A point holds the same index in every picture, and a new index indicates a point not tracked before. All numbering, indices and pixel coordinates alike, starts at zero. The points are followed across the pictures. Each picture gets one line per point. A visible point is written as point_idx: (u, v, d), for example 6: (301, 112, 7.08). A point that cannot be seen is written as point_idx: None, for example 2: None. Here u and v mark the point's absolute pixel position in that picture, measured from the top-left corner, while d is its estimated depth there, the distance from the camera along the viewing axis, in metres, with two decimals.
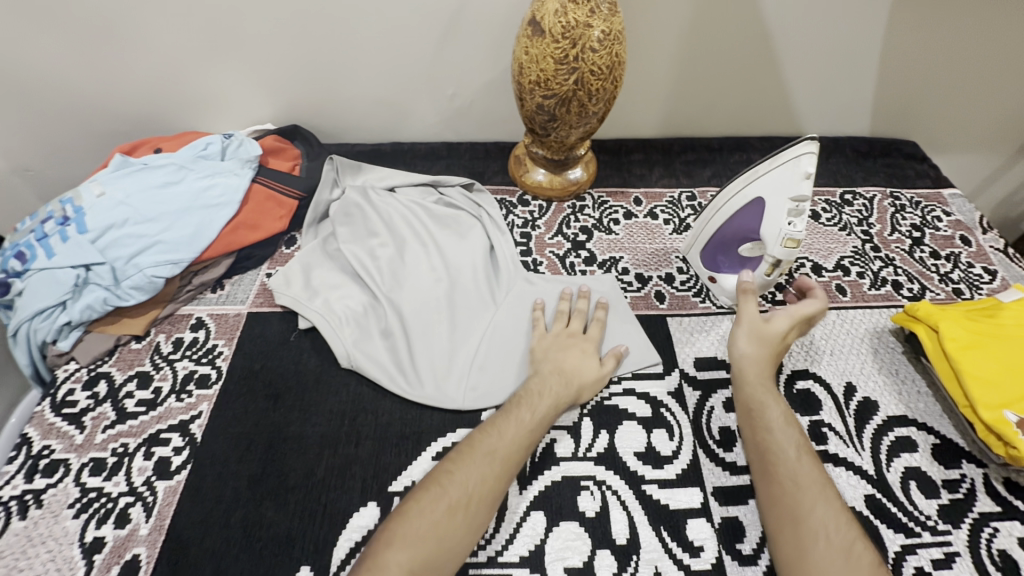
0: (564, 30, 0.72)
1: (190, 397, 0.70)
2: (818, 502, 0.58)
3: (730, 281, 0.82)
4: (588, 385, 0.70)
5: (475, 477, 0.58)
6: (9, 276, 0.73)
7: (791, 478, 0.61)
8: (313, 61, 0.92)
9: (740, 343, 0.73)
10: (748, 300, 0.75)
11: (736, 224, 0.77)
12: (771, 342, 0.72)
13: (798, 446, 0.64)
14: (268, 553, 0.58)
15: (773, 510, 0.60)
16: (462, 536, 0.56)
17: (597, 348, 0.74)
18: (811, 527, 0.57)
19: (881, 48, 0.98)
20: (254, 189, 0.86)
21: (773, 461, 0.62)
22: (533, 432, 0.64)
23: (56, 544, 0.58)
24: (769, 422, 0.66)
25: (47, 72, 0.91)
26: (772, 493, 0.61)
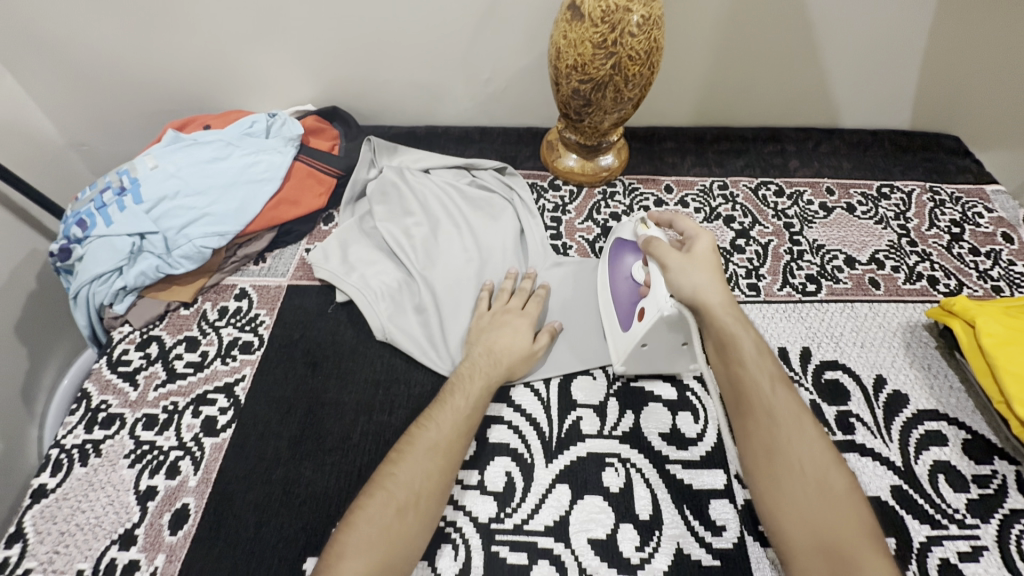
0: (603, 14, 0.72)
1: (235, 361, 0.74)
2: (794, 434, 0.57)
3: (660, 285, 0.67)
4: (518, 363, 0.69)
5: (419, 475, 0.57)
6: (71, 243, 0.78)
7: (766, 412, 0.59)
8: (354, 43, 0.95)
9: (688, 277, 0.65)
10: (660, 250, 0.69)
11: (614, 265, 0.78)
12: (701, 261, 0.67)
13: (773, 378, 0.61)
14: (307, 509, 0.61)
15: (748, 443, 0.59)
16: (419, 530, 0.55)
17: (533, 324, 0.73)
18: (789, 461, 0.56)
19: (928, 38, 0.96)
20: (296, 166, 0.89)
21: (749, 399, 0.60)
22: (472, 415, 0.63)
23: (114, 490, 0.63)
24: (743, 355, 0.62)
25: (104, 51, 0.96)
26: (745, 428, 0.60)
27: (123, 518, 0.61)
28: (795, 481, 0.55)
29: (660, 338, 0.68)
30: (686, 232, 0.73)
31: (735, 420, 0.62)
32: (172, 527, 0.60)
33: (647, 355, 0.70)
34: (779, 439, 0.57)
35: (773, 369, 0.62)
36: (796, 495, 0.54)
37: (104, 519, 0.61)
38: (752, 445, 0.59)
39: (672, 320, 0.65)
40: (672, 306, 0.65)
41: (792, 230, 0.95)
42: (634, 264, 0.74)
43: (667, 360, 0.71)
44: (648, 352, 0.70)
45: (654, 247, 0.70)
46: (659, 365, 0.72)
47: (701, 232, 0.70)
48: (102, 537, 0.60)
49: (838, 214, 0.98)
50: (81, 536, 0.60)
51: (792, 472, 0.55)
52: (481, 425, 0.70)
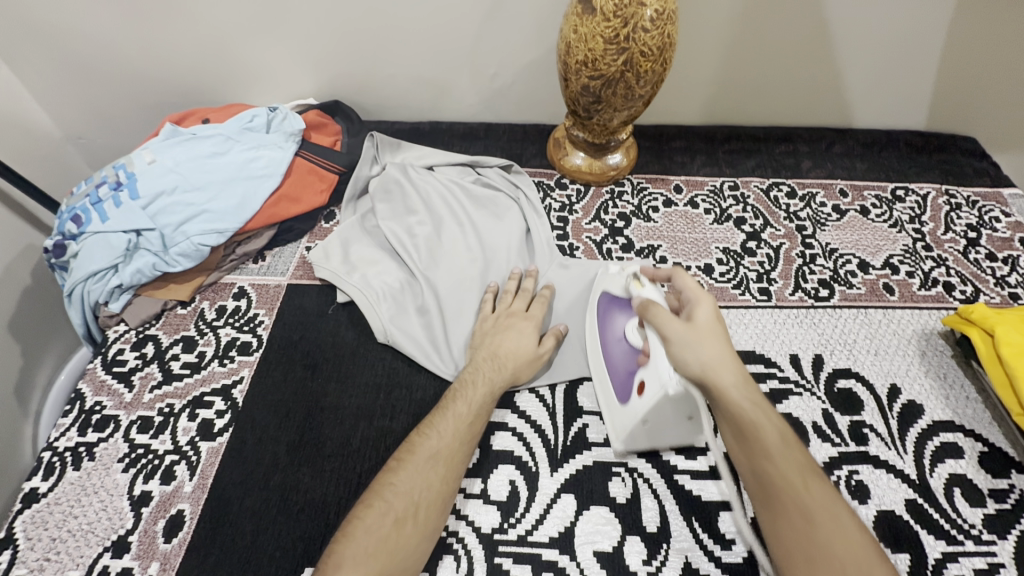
0: (616, 8, 0.70)
1: (233, 362, 0.72)
2: (834, 536, 0.50)
3: (661, 360, 0.58)
4: (523, 367, 0.67)
5: (419, 485, 0.56)
6: (66, 239, 0.76)
7: (798, 509, 0.53)
8: (357, 35, 0.92)
9: (693, 354, 0.57)
10: (659, 317, 0.60)
11: (604, 323, 0.69)
12: (704, 331, 0.59)
13: (803, 470, 0.55)
14: (305, 517, 0.60)
15: (782, 549, 0.53)
16: (419, 542, 0.54)
17: (538, 327, 0.71)
18: (834, 569, 0.49)
19: (947, 37, 0.93)
20: (297, 162, 0.86)
21: (778, 495, 0.54)
22: (473, 422, 0.61)
23: (107, 495, 0.61)
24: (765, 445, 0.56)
25: (101, 42, 0.93)
26: (777, 528, 0.54)
27: (116, 524, 0.59)
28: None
29: (663, 413, 0.61)
30: (686, 291, 0.64)
31: (766, 518, 0.55)
32: (166, 534, 0.58)
33: (648, 429, 0.63)
34: (819, 539, 0.51)
35: (801, 457, 0.56)
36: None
37: (97, 525, 0.59)
38: (789, 550, 0.52)
39: (678, 396, 0.58)
40: (676, 383, 0.57)
41: (804, 233, 0.93)
42: (626, 324, 0.66)
43: (672, 432, 0.64)
44: (649, 427, 0.63)
45: (652, 312, 0.61)
46: (662, 439, 0.64)
47: (702, 295, 0.62)
48: (94, 545, 0.58)
49: (851, 217, 0.95)
50: (73, 542, 0.58)
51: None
52: (484, 431, 0.68)
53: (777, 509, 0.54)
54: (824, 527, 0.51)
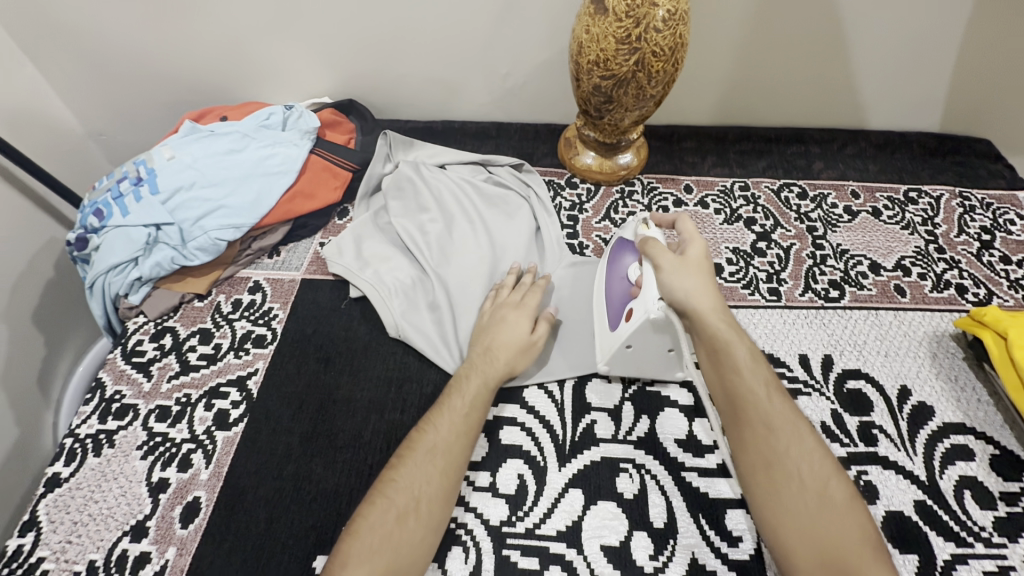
0: (628, 9, 0.70)
1: (248, 354, 0.74)
2: (791, 444, 0.56)
3: (651, 291, 0.64)
4: (518, 356, 0.68)
5: (419, 480, 0.57)
6: (88, 232, 0.78)
7: (762, 421, 0.58)
8: (372, 35, 0.93)
9: (681, 282, 0.63)
10: (655, 252, 0.66)
11: (612, 263, 0.75)
12: (693, 266, 0.65)
13: (768, 386, 0.60)
14: (318, 506, 0.61)
15: (745, 456, 0.58)
16: (422, 536, 0.54)
17: (531, 315, 0.71)
18: (788, 472, 0.55)
19: (961, 38, 0.92)
20: (312, 159, 0.88)
21: (744, 409, 0.59)
22: (470, 415, 0.62)
23: (126, 481, 0.63)
24: (737, 365, 0.61)
25: (123, 41, 0.96)
26: (740, 438, 0.59)
27: (135, 510, 0.61)
28: (791, 486, 0.55)
29: (646, 341, 0.66)
30: (684, 234, 0.70)
31: (730, 426, 0.61)
32: (183, 520, 0.60)
33: (631, 357, 0.68)
34: (776, 445, 0.57)
35: (767, 376, 0.61)
36: (795, 504, 0.54)
37: (116, 510, 0.61)
38: (748, 452, 0.58)
39: (659, 323, 0.63)
40: (658, 309, 0.63)
41: (815, 234, 0.93)
42: (631, 264, 0.71)
43: (652, 363, 0.69)
44: (632, 355, 0.68)
45: (650, 248, 0.67)
46: (644, 369, 0.70)
47: (697, 237, 0.69)
48: (114, 529, 0.60)
49: (863, 218, 0.95)
50: (93, 526, 0.60)
51: (789, 477, 0.55)
52: (493, 426, 0.69)
53: (741, 419, 0.59)
54: (780, 433, 0.57)
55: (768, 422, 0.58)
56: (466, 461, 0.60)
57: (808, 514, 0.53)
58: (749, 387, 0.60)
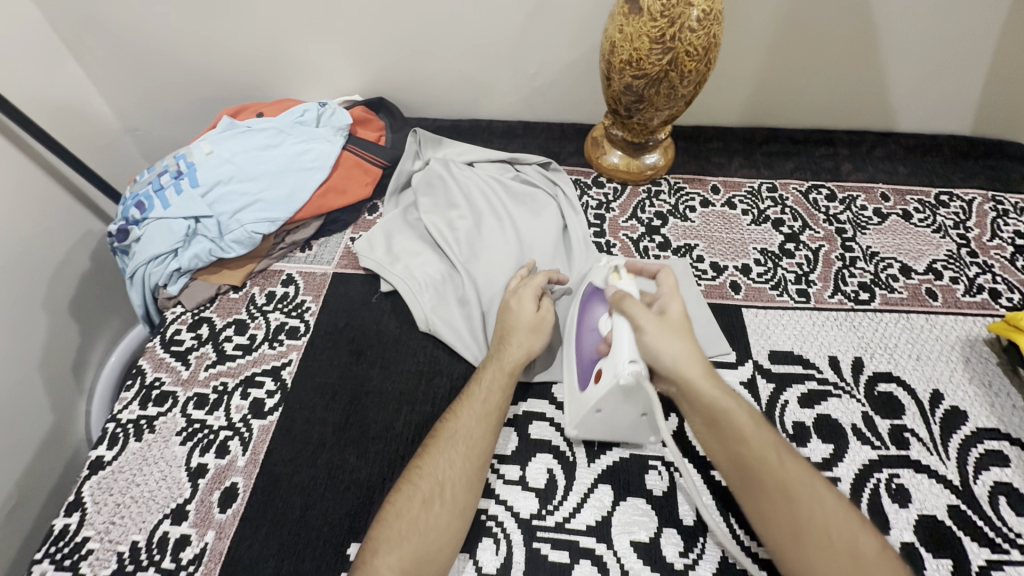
0: (662, 9, 0.71)
1: (282, 345, 0.75)
2: (813, 507, 0.53)
3: (624, 352, 0.59)
4: (526, 334, 0.67)
5: (443, 466, 0.57)
6: (129, 224, 0.80)
7: (780, 488, 0.54)
8: (404, 33, 0.95)
9: (666, 345, 0.59)
10: (633, 310, 0.60)
11: (584, 313, 0.70)
12: (673, 327, 0.60)
13: (777, 446, 0.56)
14: (352, 495, 0.62)
15: (770, 530, 0.54)
16: (447, 522, 0.55)
17: (536, 290, 0.71)
18: (820, 541, 0.51)
19: (997, 40, 0.91)
20: (344, 155, 0.89)
21: (757, 476, 0.55)
22: (491, 401, 0.62)
23: (166, 465, 0.65)
24: (739, 430, 0.57)
25: (162, 39, 0.98)
26: (762, 512, 0.54)
27: (175, 493, 0.62)
28: (829, 559, 0.50)
29: (617, 404, 0.61)
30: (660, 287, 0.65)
31: (746, 500, 0.56)
32: (221, 505, 0.61)
33: (602, 420, 0.63)
34: (801, 513, 0.52)
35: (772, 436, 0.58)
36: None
37: (157, 493, 0.62)
38: (773, 523, 0.54)
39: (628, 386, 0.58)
40: (630, 372, 0.57)
41: (844, 235, 0.92)
42: (602, 315, 0.66)
43: (624, 428, 0.64)
44: (602, 418, 0.63)
45: (626, 304, 0.61)
46: (615, 433, 0.65)
47: (675, 293, 0.64)
48: (155, 511, 0.61)
49: (893, 221, 0.94)
50: (135, 508, 0.62)
51: (825, 549, 0.51)
52: (522, 420, 0.70)
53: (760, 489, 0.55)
54: (806, 496, 0.53)
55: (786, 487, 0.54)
56: (490, 448, 0.60)
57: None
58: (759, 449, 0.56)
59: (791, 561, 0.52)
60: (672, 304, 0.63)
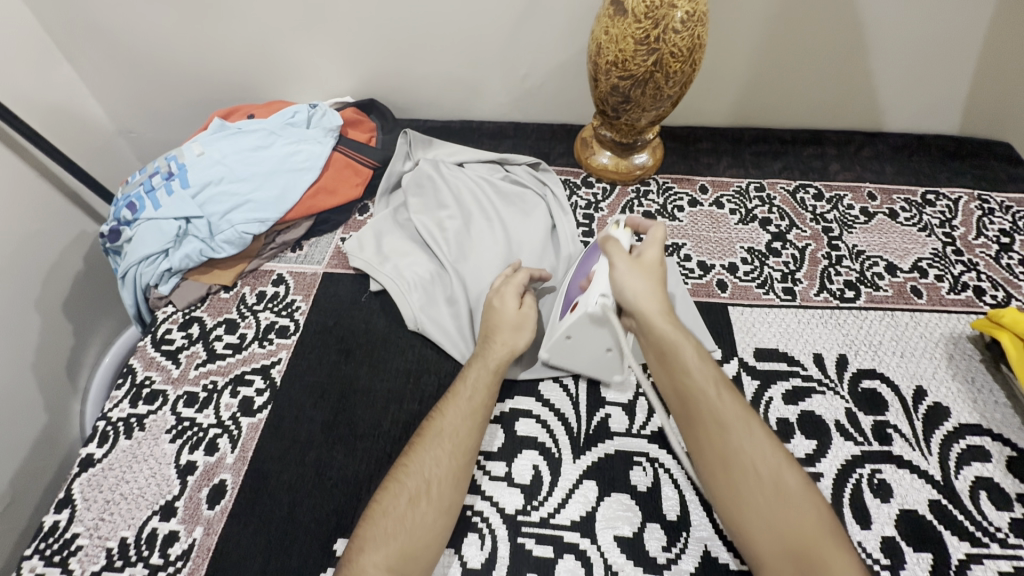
0: (647, 10, 0.72)
1: (272, 344, 0.76)
2: (743, 440, 0.55)
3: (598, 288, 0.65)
4: (509, 332, 0.68)
5: (429, 464, 0.58)
6: (120, 224, 0.81)
7: (714, 421, 0.57)
8: (394, 35, 0.95)
9: (631, 283, 0.63)
10: (612, 250, 0.66)
11: (580, 262, 0.76)
12: (649, 271, 0.65)
13: (718, 384, 0.59)
14: (339, 491, 0.63)
15: (702, 458, 0.57)
16: (433, 519, 0.55)
17: (518, 288, 0.72)
18: (744, 470, 0.54)
19: (981, 41, 0.92)
20: (335, 156, 0.90)
21: (695, 409, 0.58)
22: (476, 399, 0.63)
23: (156, 462, 0.65)
24: (684, 363, 0.60)
25: (155, 42, 0.99)
26: (696, 442, 0.58)
27: (164, 490, 0.63)
28: (750, 486, 0.53)
29: (584, 332, 0.67)
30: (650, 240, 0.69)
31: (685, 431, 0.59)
32: (210, 501, 0.62)
33: (571, 348, 0.69)
34: (731, 445, 0.55)
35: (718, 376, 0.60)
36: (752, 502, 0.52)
37: (146, 490, 0.63)
38: (703, 451, 0.57)
39: (596, 315, 0.65)
40: (598, 304, 0.64)
41: (830, 234, 0.93)
42: (594, 261, 0.72)
43: (589, 359, 0.69)
44: (572, 346, 0.68)
45: (608, 245, 0.68)
46: (582, 364, 0.70)
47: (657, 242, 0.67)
48: (144, 508, 0.62)
49: (880, 220, 0.95)
50: (125, 505, 0.62)
51: (748, 477, 0.54)
52: (509, 417, 0.70)
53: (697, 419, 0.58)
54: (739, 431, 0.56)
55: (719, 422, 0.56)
56: (476, 445, 0.61)
57: (765, 513, 0.52)
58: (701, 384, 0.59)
59: (717, 487, 0.55)
60: (650, 248, 0.66)
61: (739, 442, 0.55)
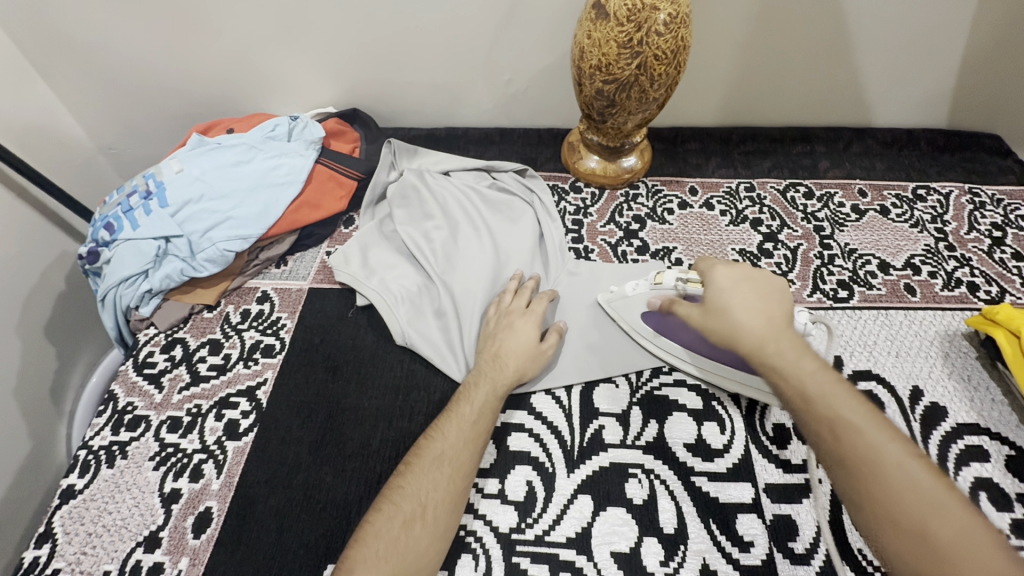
0: (629, 13, 0.70)
1: (257, 364, 0.74)
2: (889, 465, 0.47)
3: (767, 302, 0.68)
4: (526, 362, 0.67)
5: (426, 487, 0.56)
6: (99, 246, 0.79)
7: (852, 442, 0.49)
8: (375, 43, 0.94)
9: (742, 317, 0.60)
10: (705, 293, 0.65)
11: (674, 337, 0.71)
12: (746, 292, 0.62)
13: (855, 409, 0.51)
14: (328, 515, 0.61)
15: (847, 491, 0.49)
16: (427, 543, 0.54)
17: (540, 322, 0.71)
18: (893, 502, 0.46)
19: (968, 33, 0.91)
20: (317, 169, 0.88)
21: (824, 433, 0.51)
22: (479, 422, 0.61)
23: (139, 491, 0.64)
24: (804, 383, 0.54)
25: (130, 58, 0.97)
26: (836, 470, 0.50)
27: (148, 520, 0.62)
28: (904, 517, 0.45)
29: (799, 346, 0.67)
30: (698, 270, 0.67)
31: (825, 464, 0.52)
32: (195, 531, 0.61)
33: None
34: (868, 469, 0.47)
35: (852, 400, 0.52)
36: (911, 541, 0.44)
37: (130, 520, 0.62)
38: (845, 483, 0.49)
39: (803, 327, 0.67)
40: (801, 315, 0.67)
41: (822, 233, 0.92)
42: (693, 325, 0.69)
43: None
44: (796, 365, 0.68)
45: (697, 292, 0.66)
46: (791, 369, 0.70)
47: (753, 273, 0.64)
48: (128, 539, 0.60)
49: (871, 217, 0.94)
50: (108, 537, 0.61)
51: (900, 509, 0.45)
52: (501, 432, 0.69)
53: (837, 457, 0.50)
54: (876, 463, 0.47)
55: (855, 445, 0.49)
56: (474, 469, 0.59)
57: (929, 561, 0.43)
58: (835, 411, 0.51)
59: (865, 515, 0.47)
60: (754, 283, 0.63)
61: (875, 459, 0.48)
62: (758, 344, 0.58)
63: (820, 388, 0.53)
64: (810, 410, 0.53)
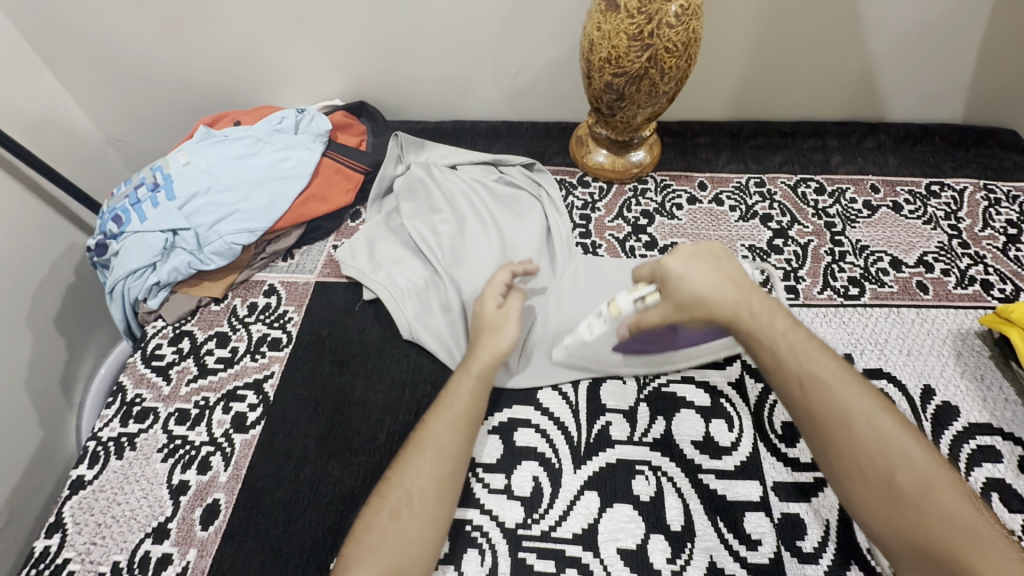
0: (640, 5, 0.69)
1: (264, 357, 0.74)
2: (858, 420, 0.51)
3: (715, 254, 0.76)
4: (484, 334, 0.67)
5: (410, 476, 0.56)
6: (107, 238, 0.79)
7: (826, 401, 0.53)
8: (382, 36, 0.93)
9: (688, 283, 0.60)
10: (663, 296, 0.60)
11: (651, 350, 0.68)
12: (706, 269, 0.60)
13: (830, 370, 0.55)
14: (335, 508, 0.61)
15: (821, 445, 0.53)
16: (412, 531, 0.53)
17: (495, 292, 0.70)
18: (862, 454, 0.50)
19: (986, 26, 0.89)
20: (324, 162, 0.88)
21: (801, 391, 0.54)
22: (460, 409, 0.61)
23: (148, 483, 0.64)
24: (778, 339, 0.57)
25: (138, 50, 0.97)
26: (810, 426, 0.54)
27: (156, 512, 0.62)
28: (870, 466, 0.50)
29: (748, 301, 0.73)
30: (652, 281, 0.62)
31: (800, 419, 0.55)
32: (203, 522, 0.61)
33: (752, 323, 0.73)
34: (841, 426, 0.52)
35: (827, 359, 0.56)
36: (875, 486, 0.49)
37: (138, 511, 0.62)
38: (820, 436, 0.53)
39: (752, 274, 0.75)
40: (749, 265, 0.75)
41: (833, 230, 0.91)
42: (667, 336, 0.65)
43: None
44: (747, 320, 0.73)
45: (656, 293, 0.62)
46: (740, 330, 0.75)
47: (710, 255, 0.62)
48: (136, 530, 0.61)
49: (883, 213, 0.93)
50: (117, 528, 0.61)
51: (866, 459, 0.50)
52: (507, 428, 0.69)
53: (807, 415, 0.54)
54: (844, 418, 0.52)
55: (829, 403, 0.53)
56: (462, 457, 0.58)
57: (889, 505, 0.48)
58: (808, 369, 0.55)
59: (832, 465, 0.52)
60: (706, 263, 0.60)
61: (845, 415, 0.52)
62: (720, 301, 0.59)
63: (793, 347, 0.56)
64: (785, 372, 0.56)
